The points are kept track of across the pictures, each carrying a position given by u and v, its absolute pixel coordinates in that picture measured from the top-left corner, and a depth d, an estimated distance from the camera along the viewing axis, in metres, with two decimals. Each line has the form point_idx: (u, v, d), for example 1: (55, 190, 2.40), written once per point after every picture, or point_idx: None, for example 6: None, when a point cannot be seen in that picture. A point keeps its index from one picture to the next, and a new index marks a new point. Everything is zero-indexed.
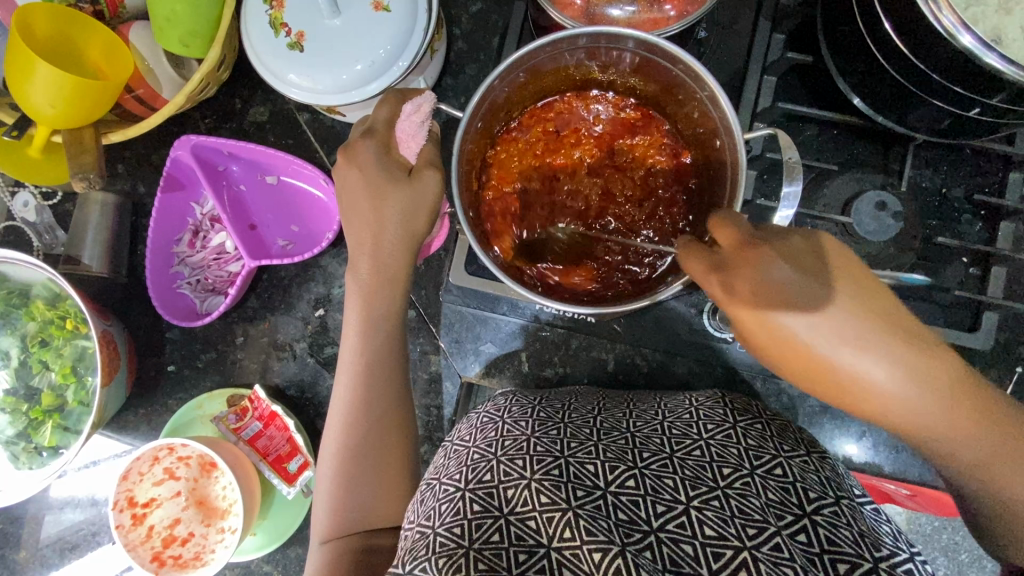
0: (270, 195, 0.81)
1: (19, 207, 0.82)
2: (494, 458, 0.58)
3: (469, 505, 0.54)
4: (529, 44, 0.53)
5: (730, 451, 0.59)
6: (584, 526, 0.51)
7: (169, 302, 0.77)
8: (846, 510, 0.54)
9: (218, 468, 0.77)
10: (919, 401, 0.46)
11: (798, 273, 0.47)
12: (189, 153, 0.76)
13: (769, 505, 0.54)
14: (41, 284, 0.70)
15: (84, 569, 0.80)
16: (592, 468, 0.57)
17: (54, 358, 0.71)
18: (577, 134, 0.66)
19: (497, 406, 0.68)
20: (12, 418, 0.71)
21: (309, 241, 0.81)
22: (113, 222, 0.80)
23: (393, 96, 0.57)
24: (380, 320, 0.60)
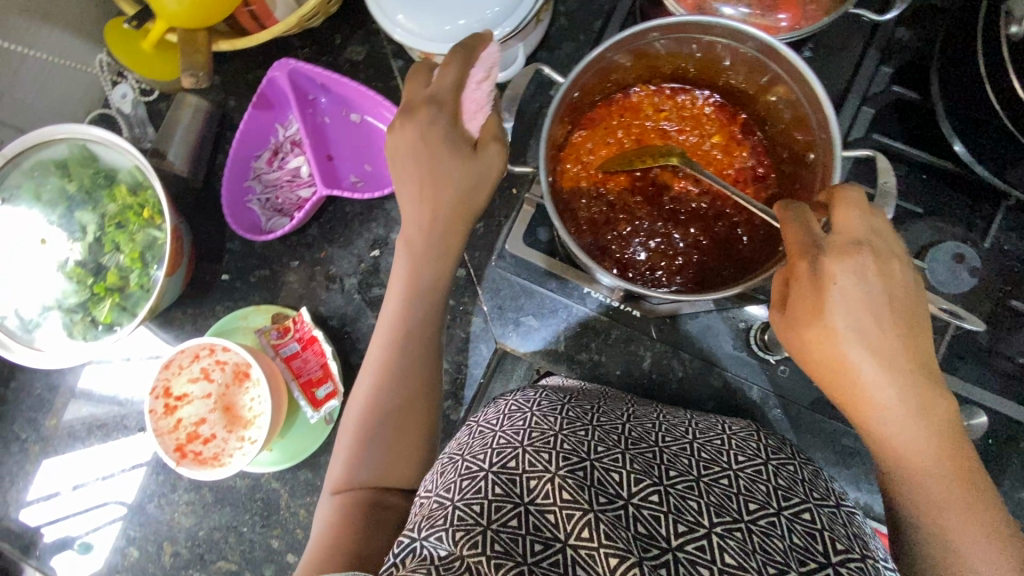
0: (351, 131, 0.84)
1: (116, 98, 0.85)
2: (521, 447, 0.59)
3: (489, 488, 0.55)
4: (646, 21, 0.54)
5: (759, 488, 0.58)
6: (603, 530, 0.51)
7: (241, 215, 0.80)
8: (874, 567, 0.52)
9: (251, 378, 0.80)
10: (894, 407, 0.48)
11: (859, 277, 0.47)
12: (285, 76, 0.79)
13: (793, 546, 0.53)
14: (128, 171, 0.75)
15: (111, 454, 0.86)
16: (617, 476, 0.57)
17: (126, 241, 0.74)
18: (668, 125, 0.66)
19: (527, 396, 0.68)
20: (76, 289, 0.75)
21: (378, 182, 0.83)
22: (201, 127, 0.83)
23: (461, 53, 0.57)
24: (424, 290, 0.62)
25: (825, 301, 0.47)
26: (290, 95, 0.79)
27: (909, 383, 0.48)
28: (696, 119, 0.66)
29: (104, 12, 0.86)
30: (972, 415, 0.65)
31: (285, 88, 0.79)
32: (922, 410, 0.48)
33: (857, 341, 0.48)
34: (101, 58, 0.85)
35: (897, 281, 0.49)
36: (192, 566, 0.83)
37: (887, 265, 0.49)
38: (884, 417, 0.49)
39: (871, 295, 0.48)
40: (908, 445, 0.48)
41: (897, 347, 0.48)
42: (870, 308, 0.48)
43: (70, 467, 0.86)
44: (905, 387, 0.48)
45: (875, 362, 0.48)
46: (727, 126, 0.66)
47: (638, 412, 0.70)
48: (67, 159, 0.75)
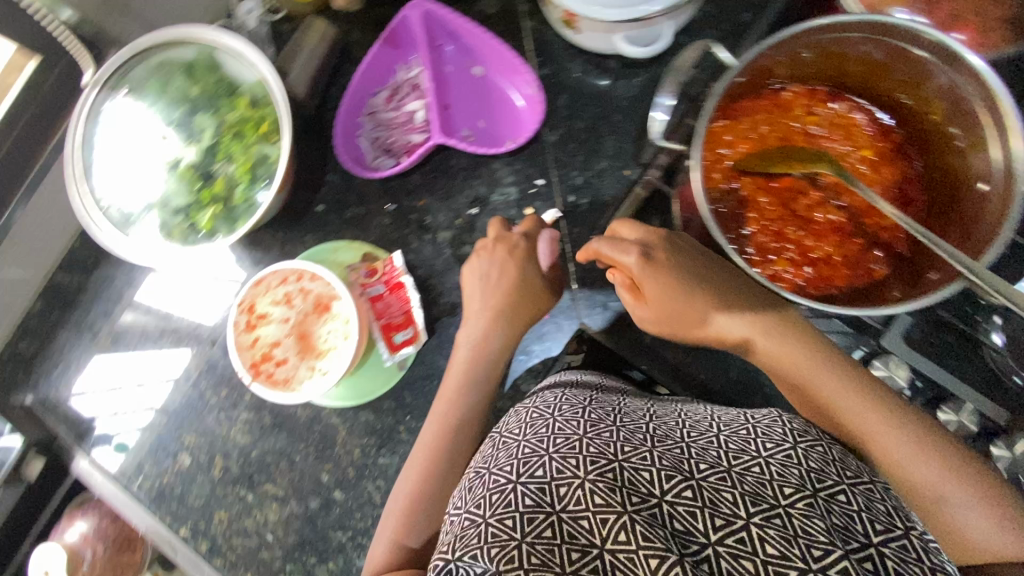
0: (471, 83, 0.82)
1: (243, 12, 0.85)
2: (546, 454, 0.57)
3: (519, 499, 0.53)
4: (825, 17, 0.54)
5: (791, 471, 0.54)
6: (641, 530, 0.48)
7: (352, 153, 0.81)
8: (917, 546, 0.48)
9: (331, 311, 0.79)
10: (793, 358, 0.62)
11: (704, 270, 0.66)
12: (419, 17, 0.78)
13: (835, 528, 0.49)
14: (253, 83, 0.75)
15: (148, 358, 0.88)
16: (646, 473, 0.54)
17: (240, 153, 0.74)
18: (817, 130, 0.64)
19: (547, 402, 0.65)
20: (184, 191, 0.75)
21: (489, 140, 0.82)
22: (323, 54, 0.82)
23: (537, 220, 0.77)
24: (480, 375, 0.72)
25: (695, 292, 0.65)
26: (421, 36, 0.78)
27: (779, 332, 0.63)
28: (847, 129, 0.64)
29: None
30: None
31: (416, 29, 0.78)
32: (797, 348, 0.62)
33: (735, 314, 0.65)
34: None
35: (725, 273, 0.67)
36: (241, 484, 0.84)
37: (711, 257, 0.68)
38: (783, 365, 0.63)
39: (714, 274, 0.66)
40: (889, 437, 0.56)
41: (774, 317, 0.64)
42: (715, 293, 0.65)
43: (133, 363, 0.89)
44: (787, 336, 0.63)
45: (734, 317, 0.64)
46: (879, 142, 0.64)
47: (661, 414, 0.66)
48: (194, 62, 0.76)
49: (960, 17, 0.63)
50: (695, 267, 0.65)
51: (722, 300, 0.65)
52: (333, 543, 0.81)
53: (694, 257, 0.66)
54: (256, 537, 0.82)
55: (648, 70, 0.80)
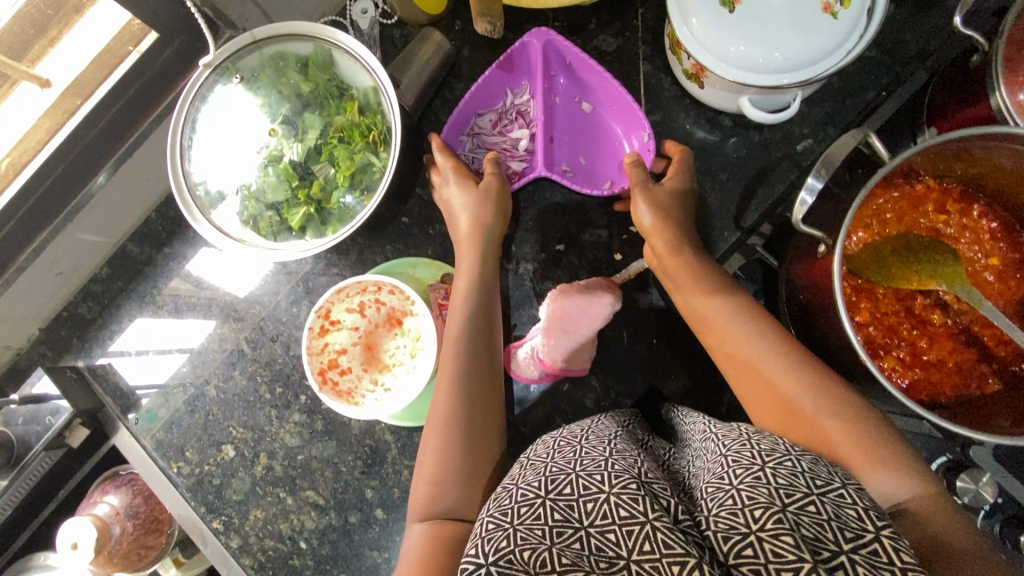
0: (578, 118, 0.81)
1: (356, 12, 0.84)
2: (572, 473, 0.51)
3: (550, 513, 0.47)
4: (1000, 126, 0.51)
5: (759, 489, 0.45)
6: (662, 539, 0.43)
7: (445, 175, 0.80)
8: (889, 548, 0.41)
9: (401, 327, 0.79)
10: (754, 332, 0.60)
11: (686, 222, 0.71)
12: (540, 44, 0.76)
13: (805, 539, 0.41)
14: (366, 90, 0.74)
15: (175, 330, 0.87)
16: (664, 501, 0.47)
17: (342, 157, 0.72)
18: (943, 229, 0.62)
19: (576, 430, 0.60)
20: (281, 187, 0.73)
21: (589, 178, 0.80)
22: (435, 67, 0.81)
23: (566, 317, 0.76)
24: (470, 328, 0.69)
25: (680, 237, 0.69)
26: (539, 65, 0.77)
27: (744, 303, 0.63)
28: (975, 234, 0.62)
29: None
30: None
31: (535, 57, 0.77)
32: (756, 314, 0.62)
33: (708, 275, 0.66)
34: None
35: (686, 214, 0.71)
36: (282, 485, 0.82)
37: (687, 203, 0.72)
38: (741, 332, 0.61)
39: (686, 225, 0.70)
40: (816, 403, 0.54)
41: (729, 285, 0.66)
42: (684, 231, 0.70)
43: (167, 333, 0.87)
44: (743, 304, 0.63)
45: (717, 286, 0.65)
46: (1007, 252, 0.62)
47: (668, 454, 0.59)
48: (309, 59, 0.75)
49: None
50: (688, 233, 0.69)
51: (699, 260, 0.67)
52: (367, 562, 0.79)
53: (682, 203, 0.71)
54: (289, 543, 0.81)
55: (762, 133, 0.78)
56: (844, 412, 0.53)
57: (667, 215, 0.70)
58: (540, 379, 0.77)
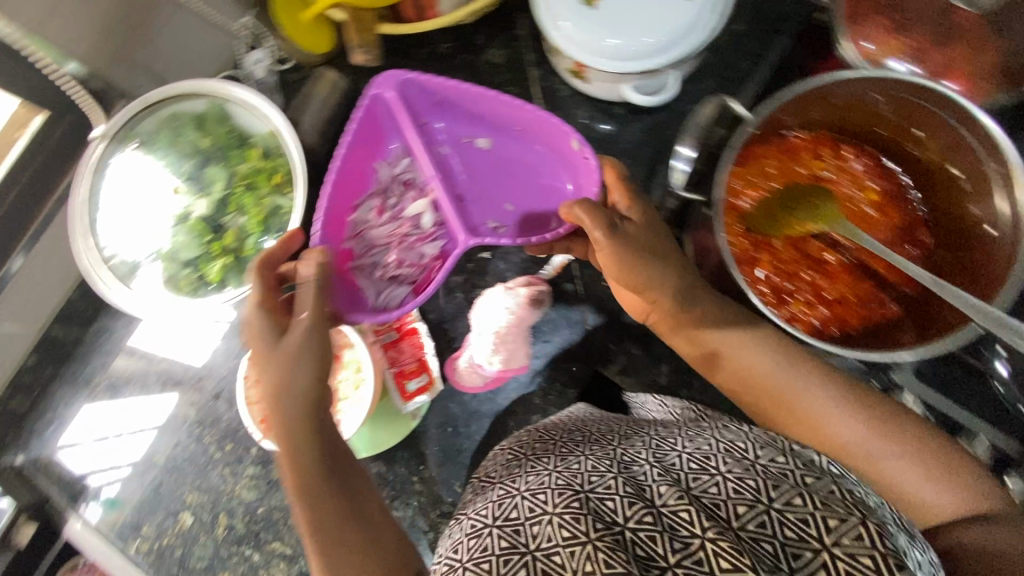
0: (487, 162, 0.81)
1: (251, 63, 0.86)
2: (518, 494, 0.52)
3: (495, 543, 0.49)
4: (833, 73, 0.56)
5: (746, 484, 0.49)
6: (604, 557, 0.45)
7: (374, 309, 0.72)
8: (874, 532, 0.44)
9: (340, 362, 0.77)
10: (746, 338, 0.65)
11: (648, 252, 0.65)
12: (392, 94, 0.75)
13: (786, 540, 0.45)
14: (266, 135, 0.75)
15: (135, 405, 0.85)
16: (610, 502, 0.49)
17: (252, 204, 0.74)
18: (825, 175, 0.66)
19: (512, 452, 0.63)
20: (194, 243, 0.74)
21: (531, 215, 0.80)
22: (333, 103, 0.82)
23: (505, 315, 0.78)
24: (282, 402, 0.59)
25: (636, 266, 0.64)
26: (399, 115, 0.76)
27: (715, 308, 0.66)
28: (854, 173, 0.66)
29: None
30: None
31: (394, 109, 0.76)
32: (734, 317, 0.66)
33: (667, 292, 0.65)
34: (245, 20, 0.86)
35: (635, 233, 0.65)
36: (246, 543, 0.80)
37: (643, 229, 0.66)
38: (732, 344, 0.65)
39: (655, 256, 0.65)
40: (835, 417, 0.59)
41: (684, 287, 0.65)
42: (659, 270, 0.65)
43: (126, 410, 0.85)
44: (703, 306, 0.65)
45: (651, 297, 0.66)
46: (885, 184, 0.66)
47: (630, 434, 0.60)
48: (205, 114, 0.76)
49: (953, 66, 0.67)
50: (650, 257, 0.65)
51: (626, 278, 0.65)
52: None
53: (638, 234, 0.65)
54: None
55: (654, 116, 0.82)
56: (855, 417, 0.58)
57: (622, 261, 0.64)
58: (487, 386, 0.78)
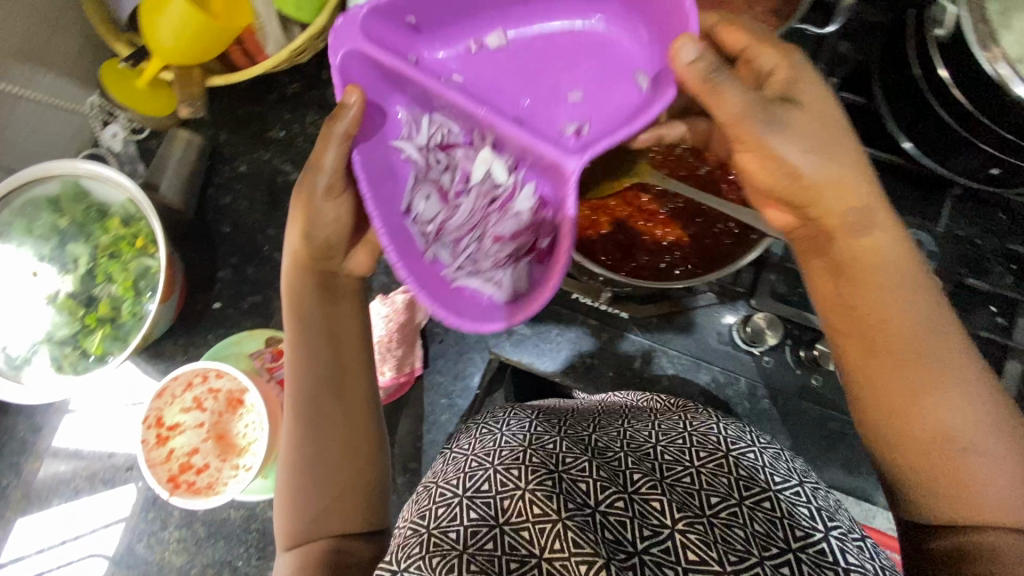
0: (494, 58, 0.55)
1: (108, 137, 0.87)
2: (491, 468, 0.57)
3: (465, 513, 0.54)
4: None
5: (718, 481, 0.56)
6: (572, 537, 0.50)
7: (543, 274, 0.52)
8: (834, 548, 0.51)
9: (244, 405, 0.78)
10: (848, 196, 0.50)
11: (794, 128, 0.48)
12: (354, 47, 0.50)
13: (754, 535, 0.52)
14: (122, 203, 0.76)
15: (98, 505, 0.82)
16: (583, 484, 0.55)
17: (119, 271, 0.75)
18: None
19: (497, 417, 0.66)
20: (67, 321, 0.74)
21: (608, 100, 0.54)
22: (193, 161, 0.85)
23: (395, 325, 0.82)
24: (302, 349, 0.59)
25: (798, 180, 0.50)
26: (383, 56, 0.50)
27: (843, 172, 0.50)
28: None
29: (94, 53, 0.87)
30: None
31: (393, 63, 0.51)
32: (836, 181, 0.50)
33: (808, 151, 0.49)
34: (93, 99, 0.87)
35: (830, 114, 0.50)
36: None
37: (809, 89, 0.50)
38: (844, 197, 0.50)
39: (813, 131, 0.49)
40: (954, 375, 0.50)
41: (829, 134, 0.49)
42: (791, 144, 0.48)
43: (79, 514, 0.82)
44: (836, 165, 0.49)
45: (791, 143, 0.48)
46: None
47: (604, 422, 0.66)
48: (58, 195, 0.75)
49: (737, 14, 0.73)
50: (781, 130, 0.48)
51: (817, 157, 0.49)
52: None
53: (830, 119, 0.50)
54: None
55: None
56: (970, 396, 0.49)
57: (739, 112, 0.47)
58: (389, 398, 0.82)
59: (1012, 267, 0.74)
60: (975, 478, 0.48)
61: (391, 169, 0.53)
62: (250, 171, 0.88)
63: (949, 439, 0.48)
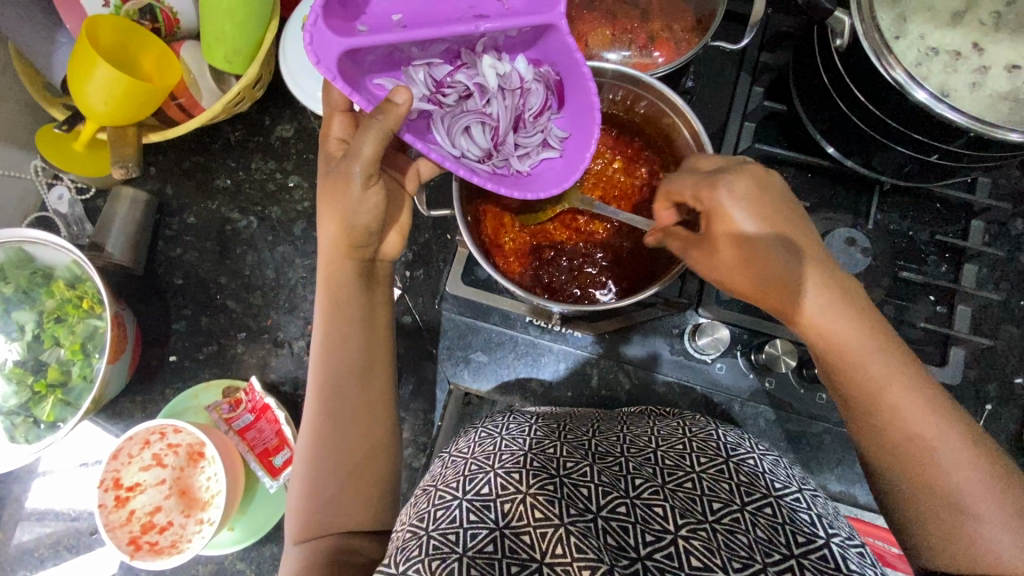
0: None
1: (53, 200, 0.88)
2: (491, 470, 0.52)
3: (464, 515, 0.49)
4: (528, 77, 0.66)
5: (721, 486, 0.52)
6: (575, 542, 0.45)
7: (573, 119, 0.65)
8: (837, 554, 0.47)
9: (205, 458, 0.78)
10: (786, 268, 0.55)
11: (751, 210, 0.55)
12: (341, 47, 0.53)
13: (759, 540, 0.47)
14: (65, 266, 0.75)
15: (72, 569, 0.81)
16: (585, 489, 0.51)
17: (66, 335, 0.75)
18: None
19: (500, 422, 0.61)
20: (16, 390, 0.74)
21: None
22: (138, 217, 0.86)
23: None
24: (339, 342, 0.59)
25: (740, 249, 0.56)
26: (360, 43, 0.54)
27: (803, 251, 0.55)
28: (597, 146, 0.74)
29: (35, 118, 0.87)
30: None
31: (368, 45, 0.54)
32: (804, 258, 0.55)
33: (762, 228, 0.55)
34: (36, 163, 0.87)
35: (756, 188, 0.56)
36: None
37: (735, 171, 0.56)
38: (783, 270, 0.55)
39: (757, 211, 0.55)
40: (917, 407, 0.51)
41: (776, 212, 0.56)
42: (753, 222, 0.55)
43: None
44: (788, 247, 0.55)
45: (755, 223, 0.55)
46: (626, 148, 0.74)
47: (604, 430, 0.62)
48: (1, 263, 0.74)
49: (656, 37, 0.75)
50: (763, 206, 0.55)
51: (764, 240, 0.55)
52: None
53: (757, 190, 0.56)
54: None
55: None
56: (943, 432, 0.50)
57: (750, 200, 0.55)
58: None
59: (945, 256, 0.76)
60: (961, 518, 0.48)
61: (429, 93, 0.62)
62: (199, 222, 0.88)
63: (920, 461, 0.50)
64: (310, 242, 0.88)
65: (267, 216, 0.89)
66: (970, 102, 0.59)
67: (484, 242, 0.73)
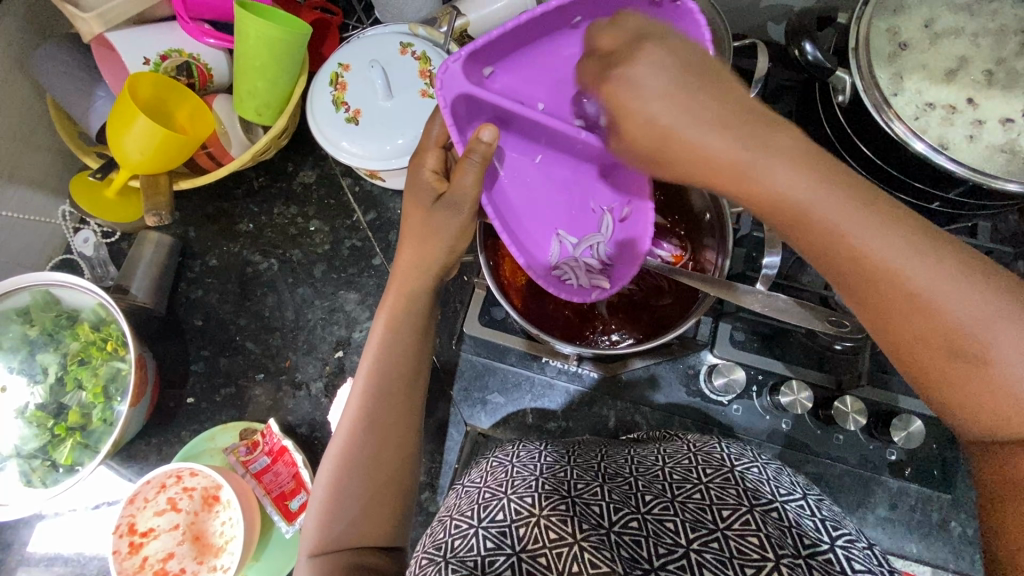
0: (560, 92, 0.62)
1: (79, 243, 0.88)
2: (505, 496, 0.52)
3: (482, 543, 0.48)
4: None
5: (729, 491, 0.52)
6: (589, 558, 0.45)
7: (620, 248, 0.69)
8: (842, 557, 0.46)
9: (220, 501, 0.77)
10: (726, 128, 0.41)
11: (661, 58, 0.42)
12: (464, 89, 0.55)
13: (768, 537, 0.47)
14: (90, 309, 0.76)
15: None
16: (596, 506, 0.51)
17: (88, 377, 0.76)
18: None
19: (511, 450, 0.61)
20: (35, 434, 0.74)
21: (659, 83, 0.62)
22: (162, 260, 0.88)
23: None
24: (397, 351, 0.60)
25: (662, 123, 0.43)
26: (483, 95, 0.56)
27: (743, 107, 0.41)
28: None
29: (66, 165, 0.90)
30: (907, 423, 0.71)
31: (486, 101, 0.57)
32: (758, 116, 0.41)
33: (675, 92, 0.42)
34: (64, 209, 0.89)
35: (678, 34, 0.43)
36: None
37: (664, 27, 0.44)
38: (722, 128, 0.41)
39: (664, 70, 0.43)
40: (914, 269, 0.38)
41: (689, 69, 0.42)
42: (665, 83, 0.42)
43: None
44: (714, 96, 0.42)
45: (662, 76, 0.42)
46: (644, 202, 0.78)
47: (612, 452, 0.63)
48: (28, 306, 0.76)
49: None
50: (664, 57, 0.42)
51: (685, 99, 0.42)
52: None
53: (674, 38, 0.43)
54: None
55: None
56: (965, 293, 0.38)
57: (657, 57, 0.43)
58: None
59: None
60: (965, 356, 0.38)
61: (525, 169, 0.67)
62: (221, 264, 0.90)
63: (914, 307, 0.39)
64: (329, 284, 0.90)
65: (288, 259, 0.91)
66: (967, 152, 0.62)
67: (502, 282, 0.75)
